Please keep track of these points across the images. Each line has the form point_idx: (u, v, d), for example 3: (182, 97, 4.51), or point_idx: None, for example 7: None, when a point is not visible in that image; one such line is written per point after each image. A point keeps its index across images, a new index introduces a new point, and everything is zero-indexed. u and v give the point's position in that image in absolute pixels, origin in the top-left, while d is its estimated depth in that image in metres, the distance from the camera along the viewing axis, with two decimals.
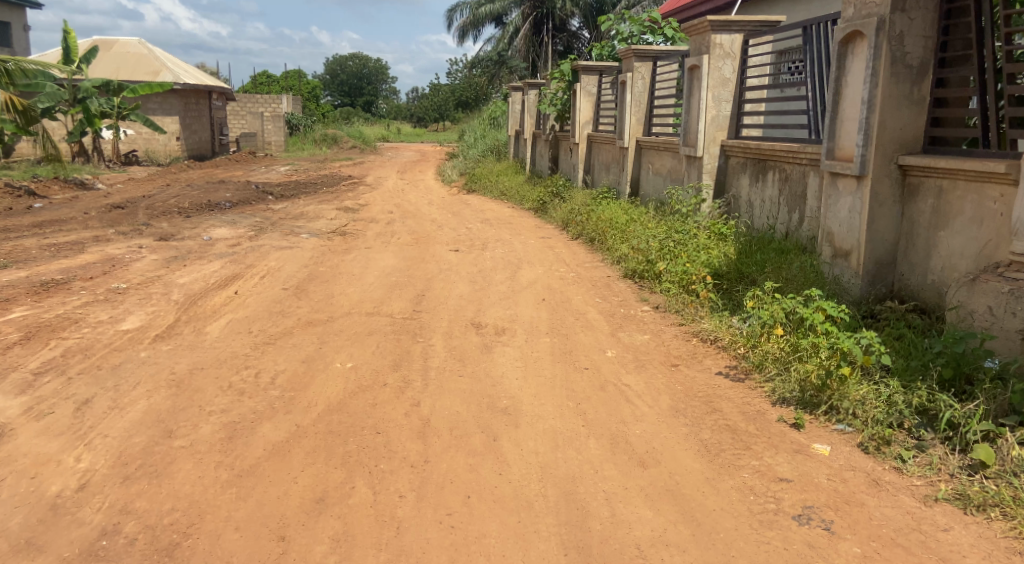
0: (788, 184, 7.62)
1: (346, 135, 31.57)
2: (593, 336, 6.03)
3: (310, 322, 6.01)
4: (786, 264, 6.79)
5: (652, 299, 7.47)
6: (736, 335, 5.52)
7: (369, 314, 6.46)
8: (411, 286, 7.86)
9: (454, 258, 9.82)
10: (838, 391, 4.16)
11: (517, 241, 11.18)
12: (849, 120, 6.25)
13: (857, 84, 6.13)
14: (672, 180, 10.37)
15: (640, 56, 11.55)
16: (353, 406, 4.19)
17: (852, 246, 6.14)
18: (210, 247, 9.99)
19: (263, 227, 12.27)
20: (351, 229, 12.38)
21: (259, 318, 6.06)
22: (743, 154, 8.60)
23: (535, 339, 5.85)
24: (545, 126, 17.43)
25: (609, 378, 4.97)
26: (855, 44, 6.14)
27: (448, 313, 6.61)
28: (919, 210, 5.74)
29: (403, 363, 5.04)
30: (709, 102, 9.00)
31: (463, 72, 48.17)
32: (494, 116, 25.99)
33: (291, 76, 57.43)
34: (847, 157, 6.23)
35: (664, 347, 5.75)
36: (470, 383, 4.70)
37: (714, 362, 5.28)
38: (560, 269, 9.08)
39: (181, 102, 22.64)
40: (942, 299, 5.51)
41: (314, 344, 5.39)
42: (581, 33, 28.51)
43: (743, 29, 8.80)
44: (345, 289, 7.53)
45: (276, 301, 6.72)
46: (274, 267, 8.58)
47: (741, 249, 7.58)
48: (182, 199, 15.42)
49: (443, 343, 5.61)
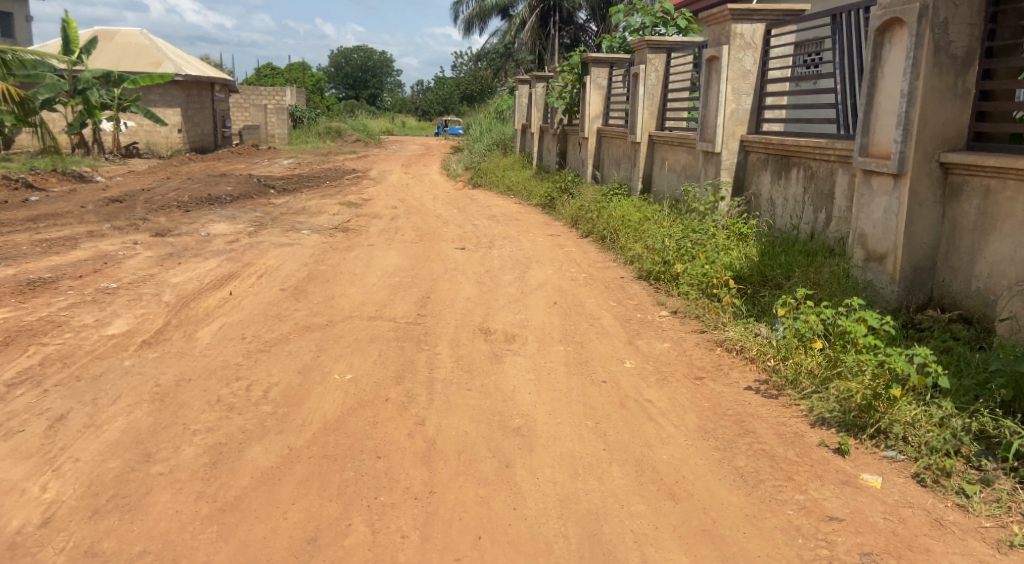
0: (814, 182, 7.22)
1: (350, 128, 31.16)
2: (609, 344, 5.65)
3: (308, 328, 5.64)
4: (814, 268, 6.40)
5: (670, 303, 7.09)
6: (765, 346, 5.13)
7: (370, 319, 6.08)
8: (416, 287, 7.49)
9: (461, 257, 9.44)
10: (887, 414, 3.78)
11: (525, 239, 10.81)
12: (885, 114, 5.88)
13: (896, 75, 5.76)
14: (687, 176, 9.98)
15: (653, 47, 11.12)
16: (351, 424, 3.81)
17: (888, 249, 5.76)
18: (208, 244, 9.62)
19: (263, 222, 11.89)
20: (354, 225, 12.00)
21: (253, 321, 5.68)
22: (764, 150, 8.20)
23: (547, 348, 5.46)
24: (553, 120, 17.00)
25: (630, 393, 4.59)
26: (894, 33, 5.77)
27: (455, 318, 6.23)
28: (963, 212, 5.37)
29: (407, 375, 4.66)
30: (728, 95, 8.60)
31: (468, 65, 47.70)
32: (500, 109, 25.59)
33: (294, 68, 57.07)
34: (883, 154, 5.87)
35: (686, 358, 5.37)
36: (478, 398, 4.32)
37: (741, 375, 4.91)
38: (571, 270, 8.70)
39: (183, 94, 22.27)
40: (989, 307, 5.14)
41: (311, 352, 5.02)
42: (589, 26, 28.08)
43: (766, 18, 8.40)
44: (346, 290, 7.15)
45: (274, 304, 6.35)
46: (272, 265, 8.21)
47: (763, 250, 7.19)
48: (181, 192, 15.05)
49: (449, 352, 5.23)
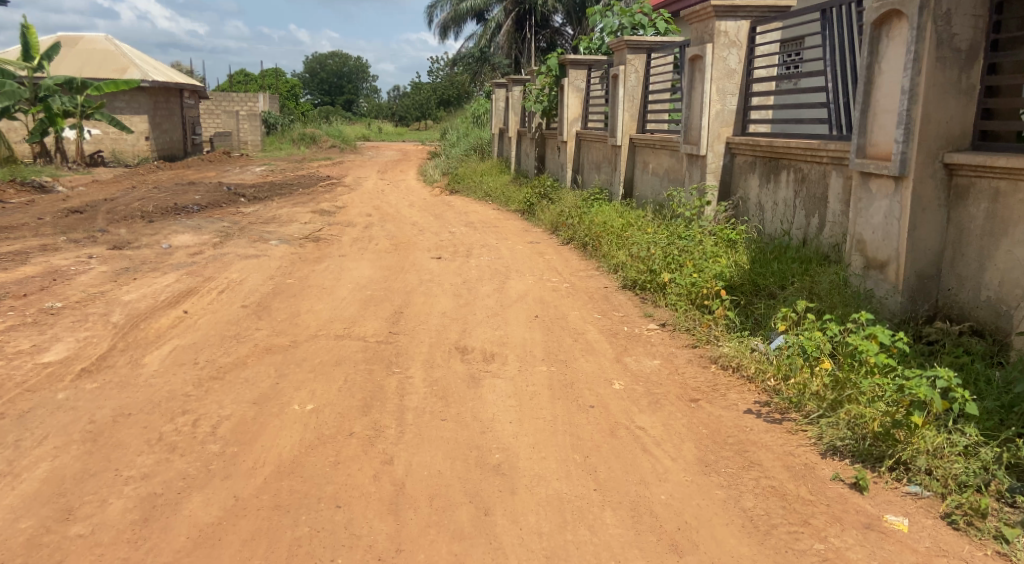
0: (806, 185, 6.88)
1: (324, 134, 30.60)
2: (596, 362, 5.26)
3: (268, 350, 5.19)
4: (810, 277, 6.04)
5: (658, 315, 6.71)
6: (765, 364, 4.77)
7: (337, 338, 5.63)
8: (389, 301, 7.05)
9: (437, 267, 9.00)
10: (908, 444, 3.42)
11: (504, 247, 10.40)
12: (883, 113, 5.53)
13: (895, 71, 5.41)
14: (670, 180, 9.62)
15: (633, 48, 10.78)
16: (309, 465, 3.37)
17: (890, 256, 5.40)
18: (168, 257, 9.10)
19: (229, 233, 11.37)
20: (325, 235, 11.53)
21: (207, 344, 5.22)
22: (751, 152, 7.84)
23: (529, 369, 5.03)
24: (531, 124, 16.61)
25: (621, 420, 4.18)
26: (892, 26, 5.43)
27: (429, 335, 5.79)
28: (969, 216, 5.04)
29: (374, 404, 4.22)
30: (713, 95, 8.24)
31: (444, 70, 47.30)
32: (477, 114, 25.19)
33: (268, 74, 56.32)
34: (883, 155, 5.51)
35: (679, 377, 4.98)
36: (454, 431, 3.89)
37: (740, 396, 4.53)
38: (552, 279, 8.30)
39: (150, 101, 21.66)
40: (1001, 318, 4.80)
41: (270, 378, 4.56)
42: (565, 29, 27.80)
43: (750, 15, 8.07)
44: (313, 306, 6.69)
45: (232, 323, 5.88)
46: (235, 280, 7.73)
47: (753, 257, 6.84)
48: (146, 202, 14.50)
49: (423, 375, 4.80)
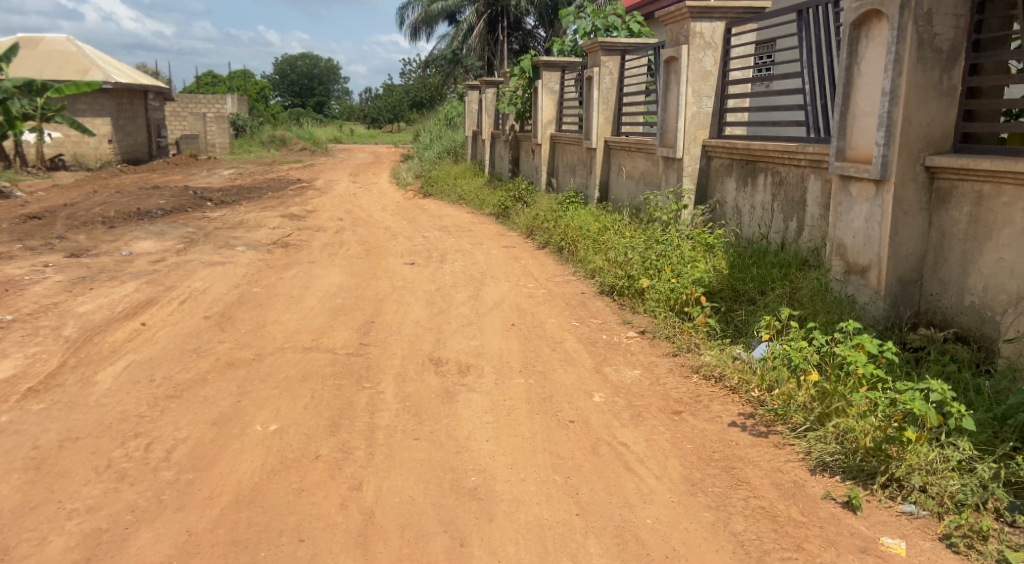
0: (783, 189, 6.76)
1: (295, 136, 30.16)
2: (575, 374, 5.09)
3: (231, 364, 4.97)
4: (791, 283, 5.92)
5: (637, 322, 6.56)
6: (748, 374, 4.63)
7: (305, 351, 5.41)
8: (360, 309, 6.83)
9: (410, 273, 8.78)
10: (900, 460, 3.29)
11: (478, 252, 10.21)
12: (863, 115, 5.42)
13: (875, 72, 5.30)
14: (646, 183, 9.49)
15: (607, 50, 10.65)
16: (270, 494, 3.16)
17: (871, 261, 5.29)
18: (128, 265, 8.80)
19: (194, 239, 11.05)
20: (294, 240, 11.25)
21: (166, 359, 4.98)
22: (728, 155, 7.72)
23: (505, 382, 4.85)
24: (505, 126, 16.43)
25: (602, 435, 4.02)
26: (872, 26, 5.33)
27: (401, 346, 5.58)
28: (952, 219, 4.93)
29: (343, 423, 4.01)
30: (688, 97, 8.10)
31: (416, 72, 46.99)
32: (449, 116, 24.97)
33: (236, 76, 55.57)
34: (863, 158, 5.40)
35: (661, 388, 4.82)
36: (428, 452, 3.70)
37: (724, 409, 4.39)
38: (528, 285, 8.13)
39: (113, 103, 21.16)
40: (986, 325, 4.70)
41: (232, 396, 4.34)
42: (537, 31, 27.69)
43: (726, 16, 7.95)
44: (280, 316, 6.46)
45: (194, 335, 5.64)
46: (198, 289, 7.46)
47: (732, 262, 6.71)
48: (108, 207, 14.11)
49: (395, 390, 4.60)
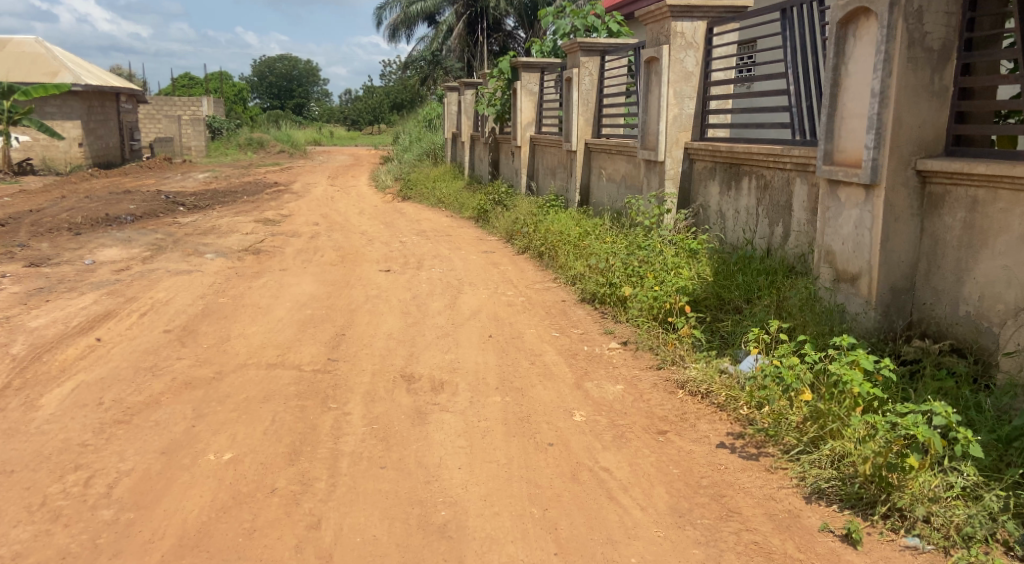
0: (768, 193, 6.55)
1: (272, 139, 29.72)
2: (553, 390, 4.86)
3: (188, 385, 4.73)
4: (777, 291, 5.72)
5: (619, 332, 6.34)
6: (736, 391, 4.40)
7: (269, 368, 5.17)
8: (330, 321, 6.56)
9: (384, 281, 8.52)
10: (903, 489, 3.07)
11: (456, 257, 9.96)
12: (852, 117, 5.20)
13: (863, 73, 5.08)
14: (627, 186, 9.27)
15: (586, 50, 10.43)
16: (217, 536, 3.00)
17: (861, 268, 5.08)
18: (90, 275, 8.52)
19: (162, 246, 10.73)
20: (267, 246, 10.95)
21: (119, 381, 4.74)
22: (711, 158, 7.50)
23: (480, 400, 4.59)
24: (484, 128, 16.15)
25: (581, 459, 3.79)
26: (859, 24, 5.11)
27: (372, 362, 5.33)
28: (945, 226, 4.73)
29: (304, 450, 3.76)
30: (670, 98, 7.88)
31: (396, 73, 46.63)
32: (429, 118, 24.66)
33: (214, 78, 54.93)
34: (852, 161, 5.18)
35: (644, 405, 4.59)
36: (395, 482, 3.44)
37: (711, 428, 4.16)
38: (506, 293, 7.91)
39: (84, 106, 20.69)
40: (983, 336, 4.50)
41: (186, 421, 4.11)
42: (517, 33, 27.47)
43: (707, 15, 7.74)
44: (245, 329, 6.19)
45: (151, 353, 5.40)
46: (161, 300, 7.20)
47: (717, 269, 6.50)
48: (75, 213, 13.73)
49: (363, 411, 4.34)
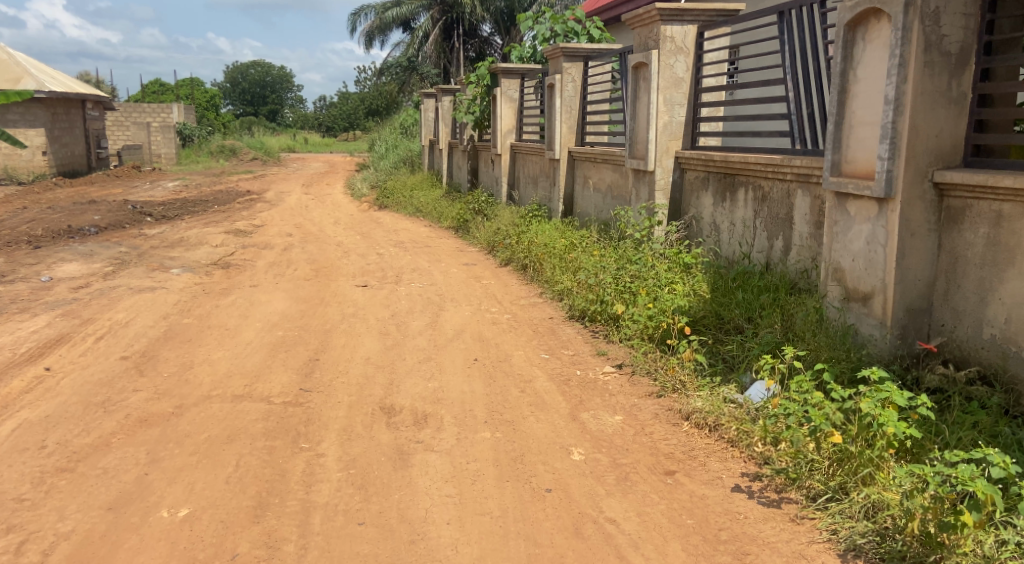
0: (767, 205, 6.21)
1: (245, 146, 29.12)
2: (547, 422, 4.47)
3: (143, 425, 4.33)
4: (782, 310, 5.36)
5: (613, 353, 5.97)
6: (748, 424, 4.03)
7: (234, 401, 4.75)
8: (303, 343, 6.13)
9: (361, 296, 8.11)
10: (956, 551, 2.72)
11: (436, 270, 9.55)
12: (861, 125, 4.83)
13: (873, 78, 4.71)
14: (614, 196, 8.92)
15: (568, 56, 10.08)
16: None
17: (874, 287, 4.70)
18: (46, 294, 8.05)
19: (125, 259, 10.24)
20: (237, 259, 10.48)
21: (65, 422, 4.36)
22: (703, 167, 7.15)
23: (468, 437, 4.19)
24: (462, 135, 15.75)
25: (583, 506, 3.41)
26: (869, 27, 4.74)
27: (348, 392, 4.91)
28: (967, 242, 4.39)
29: (271, 502, 3.36)
30: (659, 106, 7.53)
31: (370, 80, 46.18)
32: (405, 124, 24.24)
33: (184, 84, 54.08)
34: (862, 173, 4.81)
35: (647, 439, 4.22)
36: (374, 545, 3.05)
37: (724, 467, 3.79)
38: (490, 309, 7.53)
39: (48, 112, 20.03)
40: (1011, 362, 4.16)
41: (137, 469, 3.74)
42: (494, 39, 27.21)
43: (697, 19, 7.38)
44: (209, 355, 5.76)
45: (104, 386, 4.99)
46: (120, 322, 6.76)
47: (715, 286, 6.15)
48: (36, 225, 13.17)
49: (339, 453, 3.94)
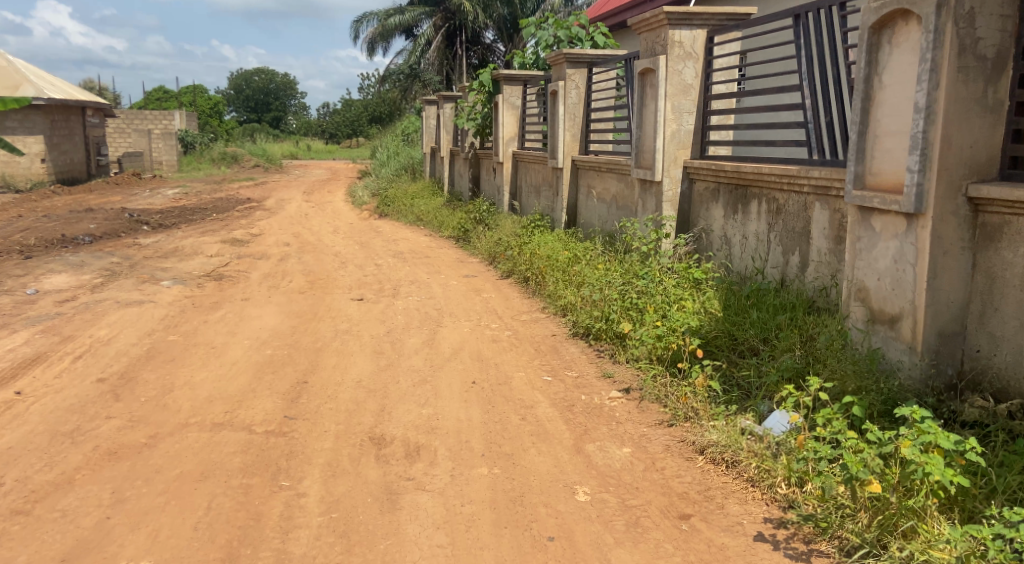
0: (782, 218, 5.87)
1: (246, 153, 28.85)
2: (549, 454, 4.14)
3: (112, 458, 4.02)
4: (801, 331, 5.01)
5: (620, 375, 5.63)
6: (770, 461, 3.69)
7: (214, 429, 4.43)
8: (292, 363, 5.81)
9: (356, 311, 7.78)
10: None
11: (435, 282, 9.23)
12: (888, 135, 4.48)
13: (901, 84, 4.37)
14: (619, 207, 8.59)
15: (572, 62, 9.77)
16: None
17: (903, 309, 4.34)
18: (30, 308, 7.75)
19: (116, 270, 9.93)
20: (231, 270, 10.17)
21: (28, 456, 4.07)
22: (714, 178, 6.82)
23: (463, 474, 3.85)
24: (464, 143, 15.45)
25: (586, 557, 3.10)
26: (896, 29, 4.40)
27: (337, 420, 4.58)
28: (1005, 261, 4.03)
29: (241, 555, 3.11)
30: (667, 113, 7.20)
31: (373, 87, 46.07)
32: (408, 132, 24.00)
33: (187, 91, 53.93)
34: (889, 186, 4.46)
35: (659, 475, 3.88)
36: None
37: (744, 511, 3.45)
38: (490, 324, 7.20)
39: (47, 120, 19.75)
40: None
41: (98, 512, 3.46)
42: (497, 46, 27.03)
43: (707, 23, 7.05)
44: (192, 376, 5.44)
45: (75, 413, 4.69)
46: (102, 339, 6.46)
47: (727, 304, 5.80)
48: (29, 234, 12.86)
49: (321, 492, 3.63)
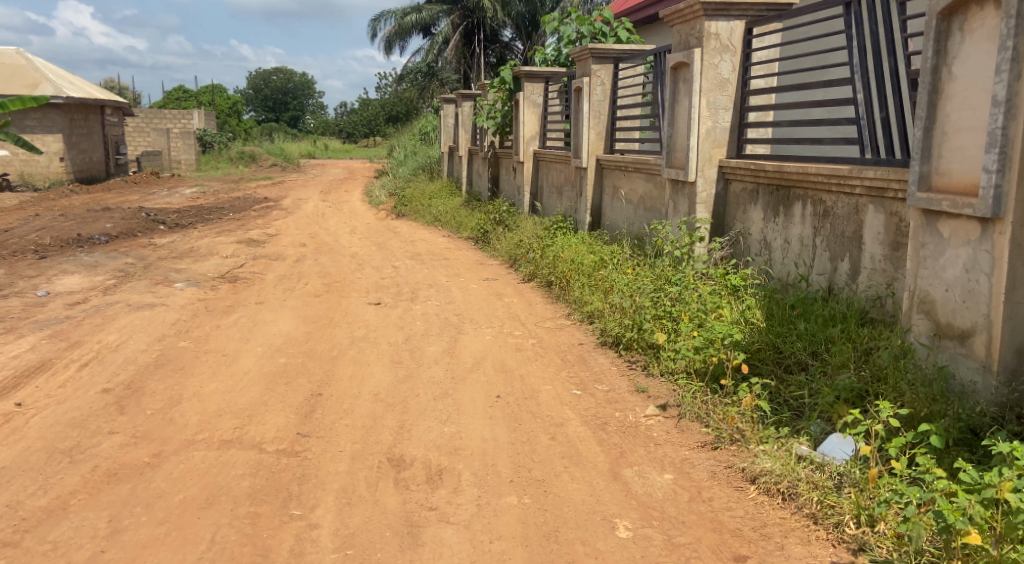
0: (829, 222, 5.46)
1: (264, 152, 28.67)
2: (583, 480, 3.77)
3: (110, 480, 3.69)
4: (856, 346, 4.59)
5: (656, 391, 5.24)
6: (836, 498, 3.29)
7: (221, 447, 4.09)
8: (306, 373, 5.48)
9: (373, 316, 7.44)
10: None
11: (454, 286, 8.87)
12: (958, 131, 4.06)
13: (974, 76, 3.93)
14: (648, 209, 8.20)
15: (598, 57, 9.36)
16: None
17: (975, 323, 3.90)
18: (39, 311, 7.48)
19: (129, 271, 9.66)
20: (246, 272, 9.86)
21: (21, 477, 3.75)
22: (752, 178, 6.40)
23: (491, 504, 3.49)
24: (484, 142, 15.08)
25: None
26: (968, 15, 3.96)
27: (353, 438, 4.23)
28: None
29: None
30: (702, 110, 6.79)
31: (391, 87, 45.83)
32: (425, 131, 23.67)
33: (206, 91, 53.97)
34: (960, 188, 4.03)
35: (709, 508, 3.49)
36: None
37: (810, 555, 3.05)
38: (513, 331, 6.83)
39: (66, 119, 19.61)
40: None
41: (91, 545, 3.13)
42: (515, 44, 26.65)
43: (745, 14, 6.65)
44: (202, 386, 5.12)
45: (75, 428, 4.36)
46: (110, 345, 6.15)
47: (770, 313, 5.39)
48: (44, 234, 12.64)
49: (336, 523, 3.29)
